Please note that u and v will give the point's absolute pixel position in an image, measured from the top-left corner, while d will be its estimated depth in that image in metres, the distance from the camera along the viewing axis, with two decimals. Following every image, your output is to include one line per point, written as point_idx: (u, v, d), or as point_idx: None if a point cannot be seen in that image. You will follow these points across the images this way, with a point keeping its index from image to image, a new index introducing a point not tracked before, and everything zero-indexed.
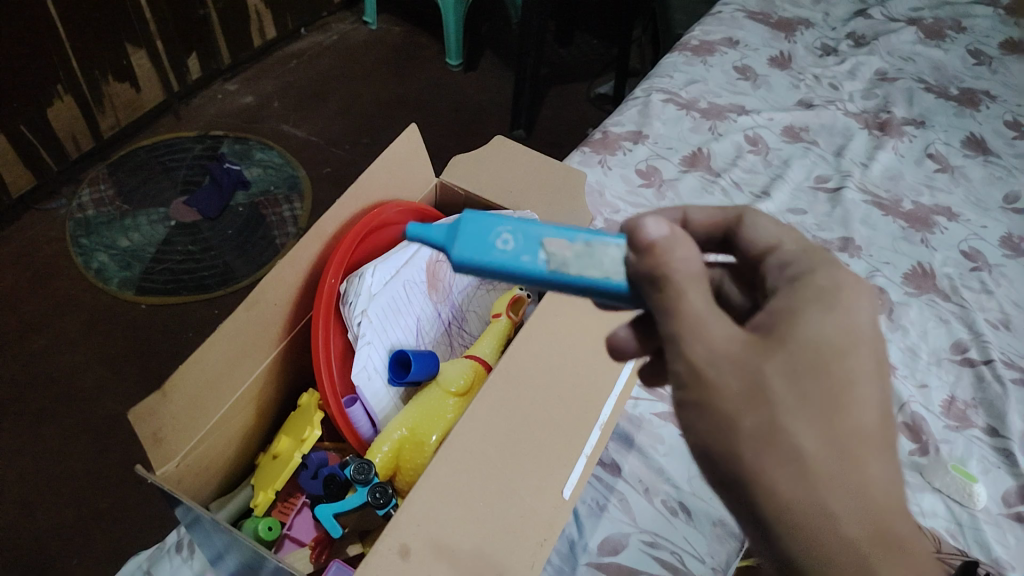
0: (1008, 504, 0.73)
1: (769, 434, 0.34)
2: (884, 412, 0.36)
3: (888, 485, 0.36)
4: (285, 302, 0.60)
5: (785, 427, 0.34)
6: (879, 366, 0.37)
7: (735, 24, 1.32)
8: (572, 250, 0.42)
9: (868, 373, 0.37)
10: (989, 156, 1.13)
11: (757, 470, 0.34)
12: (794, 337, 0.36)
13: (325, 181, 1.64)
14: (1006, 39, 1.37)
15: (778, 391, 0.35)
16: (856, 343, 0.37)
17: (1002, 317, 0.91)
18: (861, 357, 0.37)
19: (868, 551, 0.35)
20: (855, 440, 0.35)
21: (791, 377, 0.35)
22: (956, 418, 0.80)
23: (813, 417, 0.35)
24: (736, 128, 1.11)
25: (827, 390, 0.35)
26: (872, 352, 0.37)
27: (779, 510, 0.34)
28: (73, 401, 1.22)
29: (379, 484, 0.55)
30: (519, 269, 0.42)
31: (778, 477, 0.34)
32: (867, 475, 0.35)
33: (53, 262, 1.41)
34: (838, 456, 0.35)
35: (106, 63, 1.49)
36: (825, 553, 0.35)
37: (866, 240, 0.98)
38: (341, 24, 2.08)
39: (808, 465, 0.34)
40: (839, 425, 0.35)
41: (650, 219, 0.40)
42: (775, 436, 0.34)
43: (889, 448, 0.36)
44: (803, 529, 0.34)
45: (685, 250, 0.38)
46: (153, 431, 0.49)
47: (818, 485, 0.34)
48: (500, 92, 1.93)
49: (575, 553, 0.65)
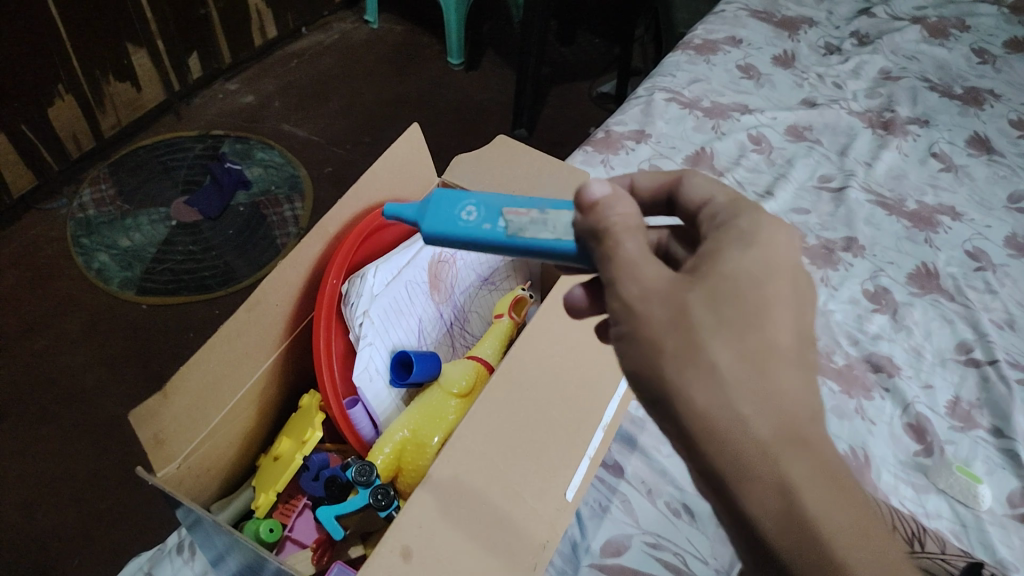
0: (1013, 506, 0.72)
1: (687, 348, 0.37)
2: (796, 331, 0.38)
3: (801, 397, 0.37)
4: (287, 303, 0.60)
5: (704, 342, 0.36)
6: (794, 291, 0.39)
7: (737, 23, 1.31)
8: (529, 217, 0.46)
9: (782, 296, 0.39)
10: (993, 155, 1.12)
11: (674, 382, 0.37)
12: (718, 269, 0.39)
13: (326, 180, 1.64)
14: (1010, 38, 1.36)
15: (696, 313, 0.37)
16: (774, 273, 0.39)
17: (1007, 317, 0.90)
18: (778, 283, 0.39)
19: (778, 453, 0.36)
20: (766, 352, 0.37)
21: (708, 300, 0.37)
22: (961, 418, 0.79)
23: (728, 333, 0.37)
24: (739, 127, 1.11)
25: (743, 311, 0.38)
26: (790, 281, 0.39)
27: (695, 418, 0.37)
28: (74, 402, 1.22)
29: (381, 487, 0.55)
30: (481, 237, 0.45)
31: (692, 386, 0.36)
32: (780, 385, 0.37)
33: (54, 262, 1.40)
34: (750, 367, 0.37)
35: (107, 63, 1.49)
36: (738, 456, 0.36)
37: (870, 240, 0.98)
38: (343, 23, 2.08)
39: (721, 376, 0.36)
40: (753, 337, 0.37)
41: (594, 180, 0.43)
42: (693, 350, 0.37)
43: (804, 366, 0.38)
44: (718, 432, 0.36)
45: (625, 206, 0.41)
46: (154, 433, 0.49)
47: (729, 392, 0.36)
48: (501, 91, 1.92)
49: (577, 554, 0.65)
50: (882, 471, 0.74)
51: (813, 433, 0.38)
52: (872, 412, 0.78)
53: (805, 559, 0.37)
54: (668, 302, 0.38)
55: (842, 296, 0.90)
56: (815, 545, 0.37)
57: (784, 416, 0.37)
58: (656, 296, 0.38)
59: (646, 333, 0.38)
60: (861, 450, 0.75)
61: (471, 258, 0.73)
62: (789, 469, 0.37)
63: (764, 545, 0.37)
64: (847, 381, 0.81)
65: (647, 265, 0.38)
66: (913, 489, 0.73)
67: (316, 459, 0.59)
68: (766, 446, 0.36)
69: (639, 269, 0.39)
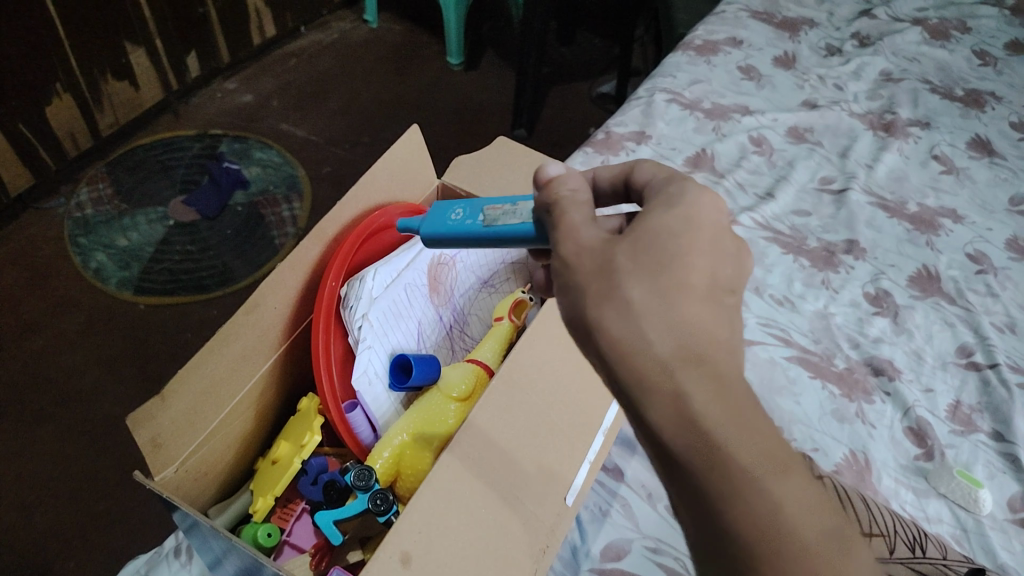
0: (1014, 510, 0.72)
1: (605, 286, 0.38)
2: (714, 275, 0.39)
3: (713, 329, 0.37)
4: (286, 305, 0.59)
5: (621, 283, 0.38)
6: (716, 240, 0.40)
7: (738, 24, 1.31)
8: (504, 209, 0.49)
9: (700, 241, 0.40)
10: (994, 157, 1.12)
11: (592, 316, 0.38)
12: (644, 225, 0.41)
13: (324, 180, 1.63)
14: (1012, 40, 1.36)
15: (616, 257, 0.39)
16: (694, 228, 0.40)
17: (1008, 320, 0.90)
18: (697, 232, 0.40)
19: (679, 371, 0.36)
20: (677, 283, 0.38)
21: (631, 251, 0.39)
22: (961, 422, 0.79)
23: (639, 268, 0.38)
24: (740, 129, 1.10)
25: (657, 250, 0.39)
26: (710, 235, 0.40)
27: (607, 347, 0.37)
28: (71, 403, 1.21)
29: (379, 491, 0.54)
30: (463, 232, 0.50)
31: (604, 316, 0.38)
32: (690, 316, 0.37)
33: (52, 261, 1.40)
34: (658, 294, 0.37)
35: (105, 62, 1.48)
36: (642, 376, 0.36)
37: (871, 242, 0.97)
38: (342, 22, 2.07)
39: (631, 303, 0.37)
40: (668, 279, 0.38)
41: (552, 163, 0.47)
42: (606, 285, 0.38)
43: (721, 305, 0.38)
44: (629, 354, 0.37)
45: (575, 181, 0.45)
46: (151, 436, 0.48)
47: (639, 318, 0.37)
48: (501, 91, 1.92)
49: (577, 559, 0.65)
50: (882, 475, 0.73)
51: (727, 364, 0.37)
52: (872, 416, 0.78)
53: (713, 478, 0.35)
54: (597, 255, 0.40)
55: (843, 299, 0.90)
56: (724, 463, 0.35)
57: (689, 340, 0.37)
58: (585, 251, 0.40)
59: (574, 282, 0.40)
60: (862, 454, 0.75)
61: (470, 261, 0.73)
62: (692, 389, 0.36)
63: (673, 465, 0.36)
64: (848, 384, 0.80)
65: (598, 237, 0.41)
66: (913, 493, 0.72)
67: (315, 463, 0.59)
68: (668, 364, 0.36)
69: (594, 241, 0.41)
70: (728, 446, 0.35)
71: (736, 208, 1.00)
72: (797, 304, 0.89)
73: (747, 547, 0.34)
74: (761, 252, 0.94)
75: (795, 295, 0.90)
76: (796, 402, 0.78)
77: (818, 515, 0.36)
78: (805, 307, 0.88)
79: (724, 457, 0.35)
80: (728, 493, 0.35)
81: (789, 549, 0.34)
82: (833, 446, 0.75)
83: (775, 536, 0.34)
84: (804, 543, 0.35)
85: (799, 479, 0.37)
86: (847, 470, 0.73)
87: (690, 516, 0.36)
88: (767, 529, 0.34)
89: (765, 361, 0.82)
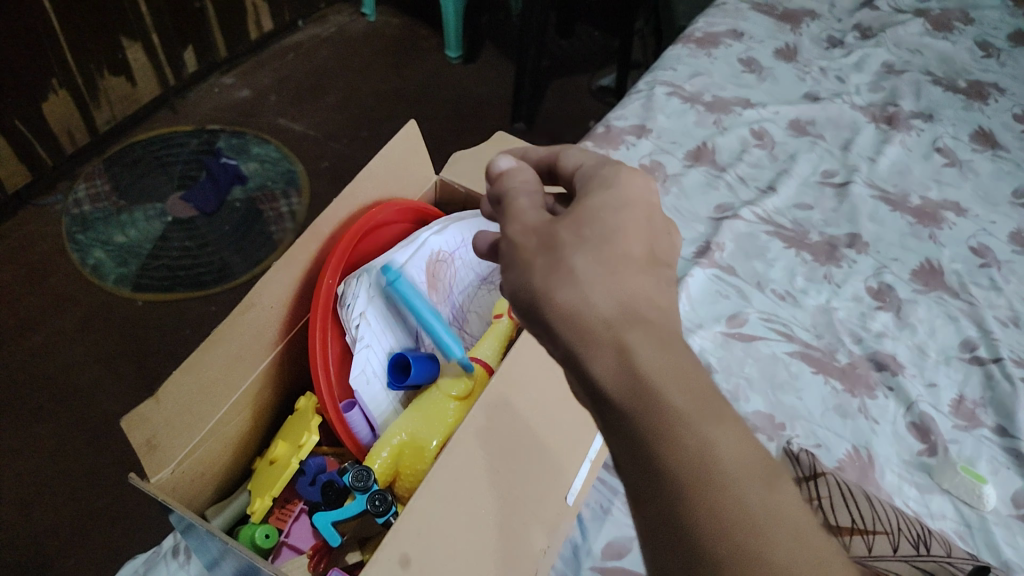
0: (1018, 506, 0.71)
1: (553, 257, 0.39)
2: (651, 249, 0.41)
3: (651, 294, 0.39)
4: (282, 303, 0.58)
5: (566, 255, 0.39)
6: (652, 217, 0.43)
7: (739, 16, 1.30)
8: None
9: (639, 217, 0.42)
10: (997, 150, 1.11)
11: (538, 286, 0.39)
12: (586, 204, 0.42)
13: (322, 175, 1.62)
14: (1015, 31, 1.35)
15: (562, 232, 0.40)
16: (632, 204, 0.43)
17: (1012, 314, 0.89)
18: (636, 209, 0.42)
19: (623, 330, 0.37)
20: (620, 254, 0.40)
21: (574, 227, 0.41)
22: (965, 417, 0.78)
23: (582, 241, 0.40)
24: (742, 122, 1.09)
25: (599, 227, 0.41)
26: (645, 210, 0.43)
27: (552, 311, 0.38)
28: (70, 400, 1.20)
29: (378, 492, 0.54)
30: None
31: (551, 283, 0.38)
32: (629, 281, 0.38)
33: (50, 258, 1.39)
34: (601, 262, 0.39)
35: (101, 57, 1.47)
36: (586, 334, 0.37)
37: (874, 236, 0.96)
38: (339, 16, 2.06)
39: (575, 271, 0.39)
40: (609, 251, 0.40)
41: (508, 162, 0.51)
42: (554, 256, 0.39)
43: (660, 275, 0.40)
44: (569, 315, 0.38)
45: (522, 173, 0.48)
46: (146, 437, 0.47)
47: (583, 282, 0.38)
48: (500, 85, 1.90)
49: (578, 557, 0.64)
50: (886, 471, 0.73)
51: (666, 321, 0.38)
52: (875, 411, 0.77)
53: (644, 420, 0.35)
54: (539, 232, 0.41)
55: (845, 293, 0.89)
56: (656, 405, 0.35)
57: (630, 301, 0.38)
58: (530, 229, 0.42)
59: (523, 257, 0.41)
60: (865, 450, 0.74)
61: (470, 258, 0.72)
62: (631, 339, 0.37)
63: (610, 411, 0.37)
64: (851, 380, 0.80)
65: (547, 221, 0.42)
66: (917, 489, 0.72)
67: (312, 464, 0.58)
68: (611, 322, 0.37)
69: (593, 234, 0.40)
70: (660, 387, 0.35)
71: (738, 202, 0.99)
72: (799, 299, 0.88)
73: (680, 490, 0.34)
74: (763, 246, 0.93)
75: (797, 290, 0.89)
76: (798, 397, 0.78)
77: (757, 459, 0.35)
78: (807, 302, 0.88)
79: (655, 393, 0.35)
80: (658, 432, 0.35)
81: (720, 485, 0.33)
82: (836, 442, 0.74)
83: (707, 472, 0.34)
84: (736, 481, 0.34)
85: (737, 423, 0.36)
86: (849, 466, 0.72)
87: (629, 465, 0.36)
88: (700, 467, 0.34)
89: (767, 357, 0.81)
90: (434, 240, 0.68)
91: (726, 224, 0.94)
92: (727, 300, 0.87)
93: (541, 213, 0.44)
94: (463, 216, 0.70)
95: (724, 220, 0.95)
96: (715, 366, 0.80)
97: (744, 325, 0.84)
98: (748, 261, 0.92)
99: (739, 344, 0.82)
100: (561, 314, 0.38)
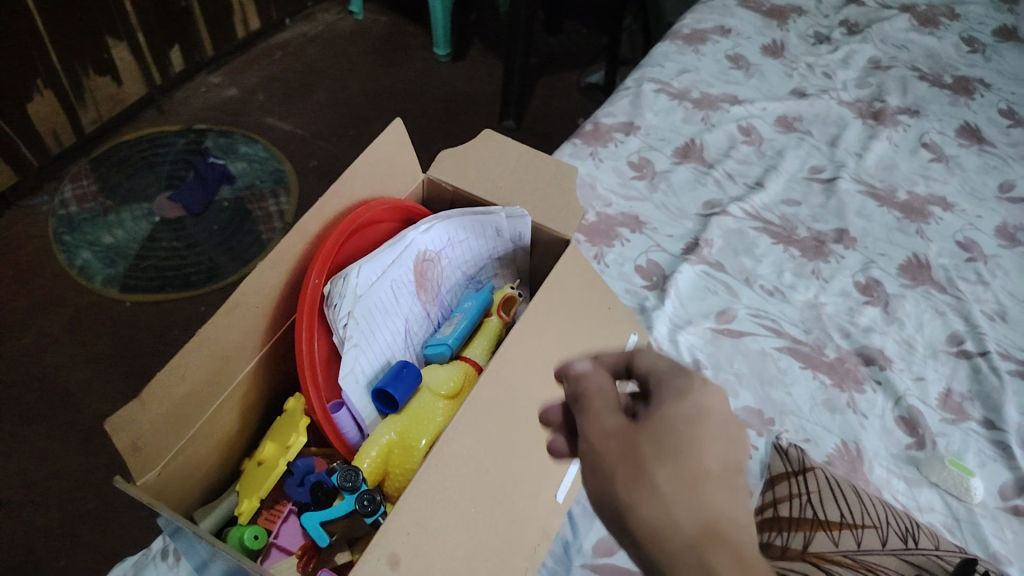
0: (1005, 498, 0.72)
1: (633, 472, 0.38)
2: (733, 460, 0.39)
3: (734, 511, 0.37)
4: (268, 304, 0.58)
5: (647, 470, 0.38)
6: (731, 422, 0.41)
7: (726, 12, 1.30)
8: None
9: (717, 421, 0.40)
10: (983, 145, 1.12)
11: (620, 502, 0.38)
12: (663, 413, 0.41)
13: (311, 174, 1.61)
14: (1000, 26, 1.36)
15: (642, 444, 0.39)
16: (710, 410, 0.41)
17: (999, 308, 0.90)
18: (713, 412, 0.40)
19: (707, 550, 0.35)
20: (701, 469, 0.38)
21: (653, 439, 0.39)
22: (953, 411, 0.79)
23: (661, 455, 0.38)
24: (729, 118, 1.10)
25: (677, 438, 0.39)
26: (725, 419, 0.41)
27: (635, 527, 0.37)
28: (58, 402, 1.19)
29: (367, 492, 0.53)
30: None
31: (633, 501, 0.37)
32: (710, 498, 0.37)
33: (37, 260, 1.37)
34: (682, 478, 0.37)
35: (87, 57, 1.46)
36: (670, 555, 0.35)
37: (862, 232, 0.97)
38: (327, 14, 2.05)
39: (659, 489, 0.37)
40: (691, 468, 0.38)
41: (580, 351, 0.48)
42: (633, 469, 0.38)
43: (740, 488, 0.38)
44: (655, 539, 0.36)
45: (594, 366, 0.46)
46: (131, 440, 0.47)
47: (666, 500, 0.37)
48: (489, 82, 1.90)
49: (569, 554, 0.64)
50: (875, 465, 0.73)
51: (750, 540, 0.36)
52: (864, 406, 0.78)
53: None
54: (619, 438, 0.40)
55: (833, 288, 0.89)
56: None
57: (709, 516, 0.36)
58: (609, 435, 0.40)
59: (602, 467, 0.39)
60: (853, 444, 0.74)
61: (458, 257, 0.71)
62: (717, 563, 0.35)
63: None
64: (839, 374, 0.80)
65: (625, 429, 0.40)
66: (906, 483, 0.72)
67: (301, 464, 0.58)
68: (694, 545, 0.35)
69: None
70: None
71: (726, 199, 0.99)
72: (787, 294, 0.88)
73: None
74: (751, 242, 0.94)
75: (785, 285, 0.89)
76: (787, 393, 0.78)
77: None
78: (796, 298, 0.88)
79: None
80: None
81: None
82: (825, 437, 0.75)
83: None
84: None
85: None
86: (839, 460, 0.73)
87: None
88: None
89: (756, 353, 0.81)
90: (422, 240, 0.67)
91: (714, 221, 0.95)
92: (715, 296, 0.87)
93: (620, 416, 0.42)
94: (451, 214, 0.69)
95: (713, 216, 0.95)
96: (705, 363, 0.80)
97: (733, 321, 0.84)
98: (736, 257, 0.92)
99: (728, 340, 0.82)
100: (646, 536, 0.36)
